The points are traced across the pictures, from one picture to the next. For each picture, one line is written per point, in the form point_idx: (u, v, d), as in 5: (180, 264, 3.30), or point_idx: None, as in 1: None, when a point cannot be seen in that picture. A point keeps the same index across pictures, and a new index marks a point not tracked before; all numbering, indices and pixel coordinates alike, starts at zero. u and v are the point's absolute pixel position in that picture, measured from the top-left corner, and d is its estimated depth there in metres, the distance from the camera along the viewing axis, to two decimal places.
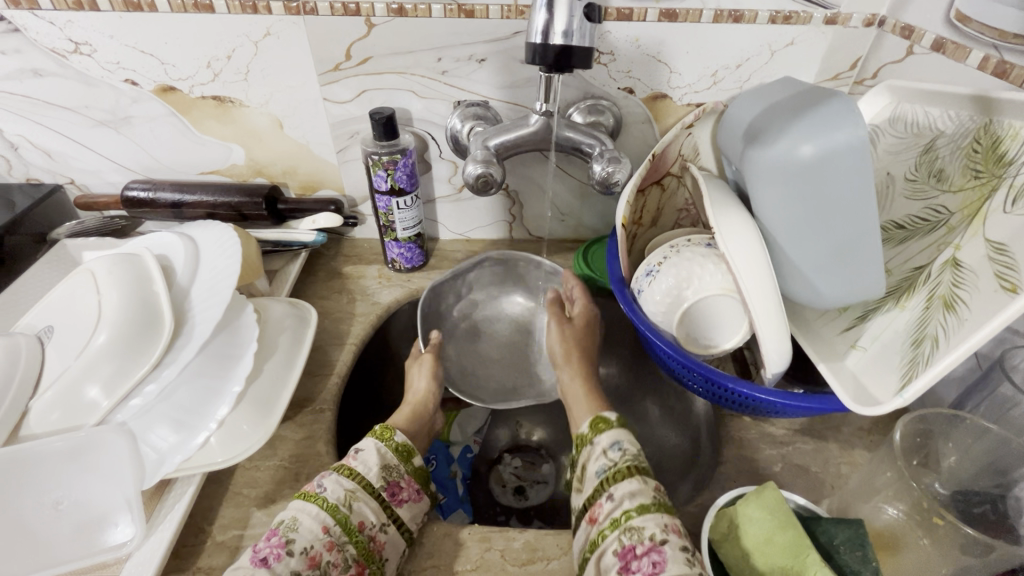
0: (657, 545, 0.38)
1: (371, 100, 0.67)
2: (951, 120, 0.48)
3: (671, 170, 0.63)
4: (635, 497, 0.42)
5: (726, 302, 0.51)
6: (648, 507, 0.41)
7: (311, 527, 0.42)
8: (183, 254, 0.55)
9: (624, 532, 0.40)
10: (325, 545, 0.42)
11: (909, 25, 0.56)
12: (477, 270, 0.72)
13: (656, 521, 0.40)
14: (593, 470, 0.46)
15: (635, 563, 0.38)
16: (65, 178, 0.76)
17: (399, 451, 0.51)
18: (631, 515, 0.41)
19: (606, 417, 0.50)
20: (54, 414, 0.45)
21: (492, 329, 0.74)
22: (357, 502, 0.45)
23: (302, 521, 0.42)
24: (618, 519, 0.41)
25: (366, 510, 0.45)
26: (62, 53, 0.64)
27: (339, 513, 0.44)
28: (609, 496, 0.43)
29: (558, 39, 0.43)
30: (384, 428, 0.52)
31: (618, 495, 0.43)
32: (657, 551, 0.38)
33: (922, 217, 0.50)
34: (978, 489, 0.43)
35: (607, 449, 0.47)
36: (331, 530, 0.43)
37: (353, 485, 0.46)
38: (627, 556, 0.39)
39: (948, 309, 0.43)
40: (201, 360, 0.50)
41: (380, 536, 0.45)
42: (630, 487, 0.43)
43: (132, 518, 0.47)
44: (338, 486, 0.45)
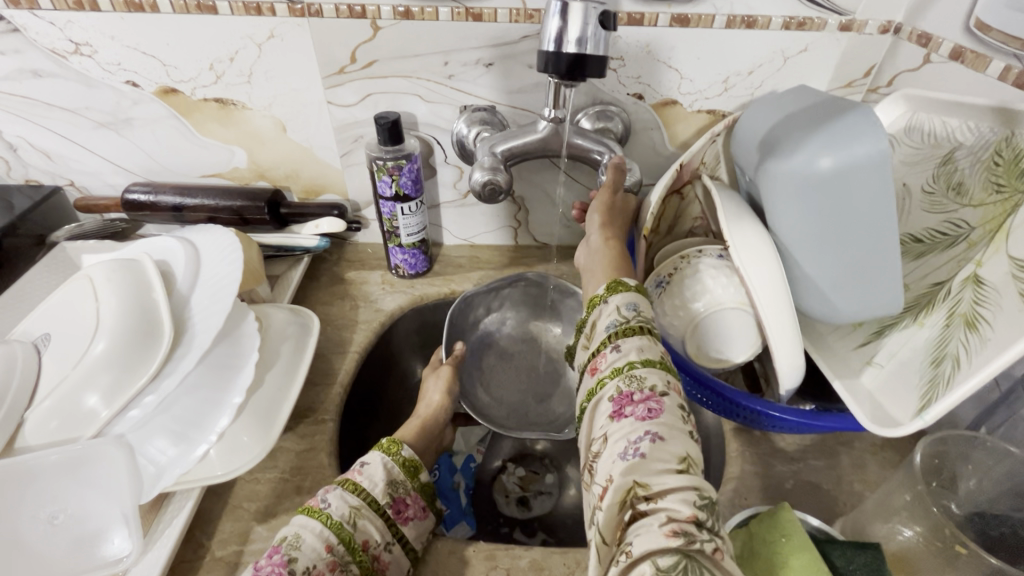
0: (656, 395, 0.39)
1: (375, 104, 0.66)
2: (970, 132, 0.46)
3: (690, 179, 0.62)
4: (641, 352, 0.42)
5: (739, 317, 0.50)
6: (653, 362, 0.41)
7: (314, 545, 0.41)
8: (183, 260, 0.53)
9: (624, 379, 0.41)
10: (328, 565, 0.40)
11: (926, 33, 0.55)
12: (509, 285, 0.71)
13: (659, 376, 0.40)
14: (603, 325, 0.45)
15: (630, 407, 0.39)
16: (65, 179, 0.75)
17: (406, 466, 0.50)
18: (634, 365, 0.41)
19: (624, 281, 0.48)
20: (53, 422, 0.44)
21: (519, 353, 0.72)
22: (361, 519, 0.44)
23: (305, 539, 0.41)
24: (620, 367, 0.41)
25: (371, 529, 0.44)
26: (62, 53, 0.63)
27: (343, 531, 0.43)
28: (615, 347, 0.43)
29: (571, 47, 0.42)
30: (390, 441, 0.51)
31: (625, 348, 0.42)
32: (654, 400, 0.39)
33: (941, 231, 0.49)
34: (998, 513, 0.42)
35: (621, 307, 0.45)
36: (334, 549, 0.41)
37: (358, 502, 0.45)
38: (623, 401, 0.39)
39: (970, 328, 0.42)
40: (201, 371, 0.49)
41: (383, 555, 0.45)
42: (638, 341, 0.42)
43: (129, 532, 0.46)
44: (342, 502, 0.44)
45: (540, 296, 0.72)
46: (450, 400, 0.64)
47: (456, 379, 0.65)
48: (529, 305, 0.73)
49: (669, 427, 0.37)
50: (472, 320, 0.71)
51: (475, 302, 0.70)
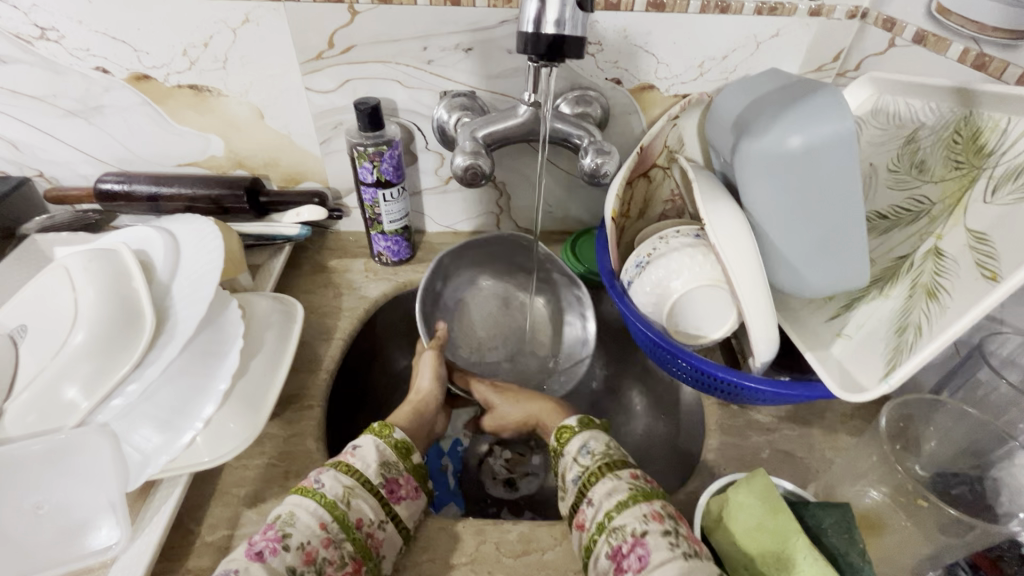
0: (640, 538, 0.40)
1: (354, 90, 0.66)
2: (932, 112, 0.49)
3: (658, 162, 0.63)
4: (612, 497, 0.44)
5: (715, 293, 0.52)
6: (626, 503, 0.43)
7: (309, 523, 0.42)
8: (162, 249, 0.53)
9: (610, 534, 0.42)
10: (322, 541, 0.41)
11: (891, 17, 0.57)
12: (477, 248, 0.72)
13: (634, 516, 0.42)
14: (571, 479, 0.48)
15: (625, 561, 0.40)
16: (33, 170, 0.73)
17: (398, 448, 0.51)
18: (612, 516, 0.43)
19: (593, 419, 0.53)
20: (30, 417, 0.43)
21: (486, 309, 0.75)
22: (354, 498, 0.45)
23: (299, 517, 0.42)
24: (602, 522, 0.43)
25: (364, 507, 0.45)
26: (26, 39, 0.61)
27: (337, 509, 0.43)
28: (590, 502, 0.45)
29: (550, 29, 0.43)
30: (382, 426, 0.52)
31: (597, 498, 0.45)
32: (641, 544, 0.40)
33: (905, 208, 0.51)
34: (957, 471, 0.44)
35: (578, 456, 0.49)
36: (328, 526, 0.42)
37: (351, 482, 0.45)
38: (618, 557, 0.40)
39: (931, 298, 0.44)
40: (185, 358, 0.48)
41: (377, 533, 0.45)
42: (606, 486, 0.45)
43: (116, 521, 0.45)
44: (335, 482, 0.45)
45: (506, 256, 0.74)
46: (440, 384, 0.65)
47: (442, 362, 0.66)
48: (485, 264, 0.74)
49: (666, 567, 0.38)
50: (441, 287, 0.72)
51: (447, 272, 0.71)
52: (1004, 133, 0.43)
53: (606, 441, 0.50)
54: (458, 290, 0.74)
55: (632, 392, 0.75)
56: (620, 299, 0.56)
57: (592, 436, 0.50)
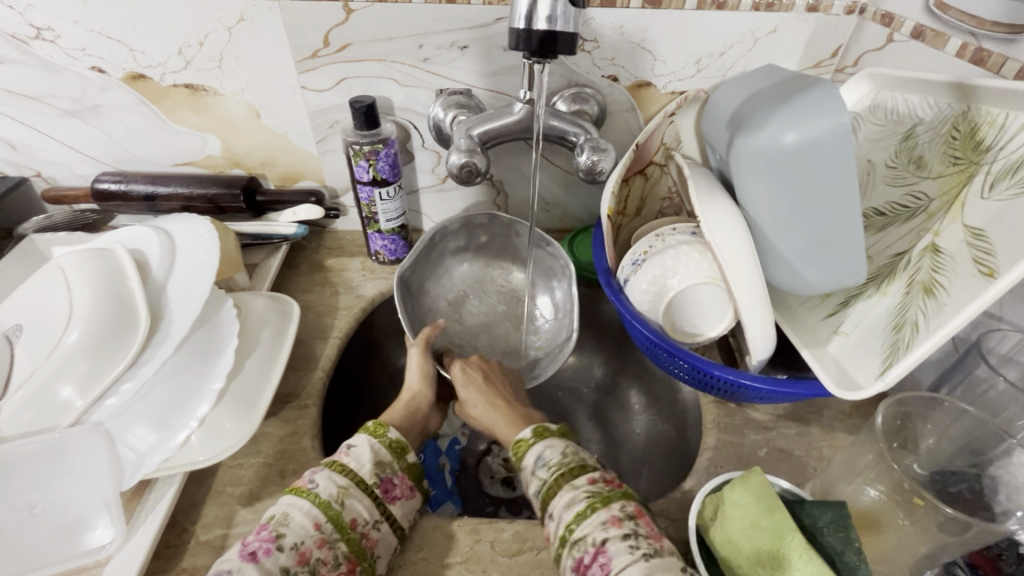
0: (600, 547, 0.40)
1: (350, 88, 0.66)
2: (929, 108, 0.48)
3: (655, 159, 0.63)
4: (570, 509, 0.43)
5: (712, 291, 0.52)
6: (584, 513, 0.42)
7: (303, 523, 0.42)
8: (158, 248, 0.53)
9: (572, 547, 0.41)
10: (315, 541, 0.41)
11: (889, 12, 0.56)
12: (462, 228, 0.71)
13: (593, 525, 0.41)
14: (534, 492, 0.47)
15: (588, 572, 0.39)
16: (31, 170, 0.73)
17: (392, 447, 0.50)
18: (571, 528, 0.42)
19: (548, 427, 0.51)
20: (26, 415, 0.44)
21: (477, 294, 0.74)
22: (349, 498, 0.45)
23: (293, 517, 0.42)
24: (564, 535, 0.42)
25: (359, 507, 0.45)
26: (22, 38, 0.61)
27: (331, 509, 0.43)
28: (551, 515, 0.44)
29: (543, 25, 0.43)
30: (378, 425, 0.52)
31: (556, 510, 0.44)
32: (601, 553, 0.39)
33: (903, 204, 0.50)
34: (955, 470, 0.44)
35: (535, 469, 0.48)
36: (322, 526, 0.42)
37: (345, 482, 0.45)
38: (581, 566, 0.40)
39: (928, 295, 0.44)
40: (180, 357, 0.49)
41: (372, 532, 0.45)
42: (562, 499, 0.44)
43: (111, 520, 0.45)
44: (330, 482, 0.45)
45: (493, 237, 0.73)
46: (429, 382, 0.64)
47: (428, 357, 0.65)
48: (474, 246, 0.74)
49: (626, 571, 0.38)
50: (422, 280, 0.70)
51: (432, 252, 0.71)
52: (1002, 128, 0.42)
53: (564, 449, 0.49)
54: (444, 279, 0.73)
55: (631, 390, 0.74)
56: (616, 298, 0.56)
57: (548, 445, 0.49)
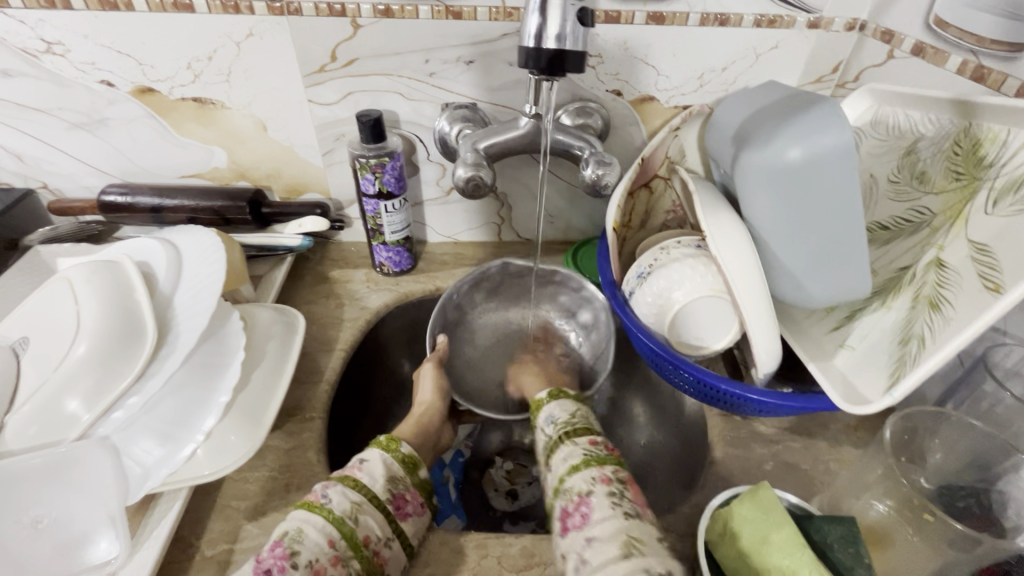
0: (585, 498, 0.42)
1: (356, 102, 0.66)
2: (931, 124, 0.49)
3: (659, 172, 0.63)
4: (567, 461, 0.47)
5: (717, 304, 0.52)
6: (578, 466, 0.45)
7: (317, 540, 0.42)
8: (165, 261, 0.53)
9: (562, 495, 0.45)
10: (330, 559, 0.41)
11: (889, 29, 0.57)
12: (509, 274, 0.72)
13: (583, 477, 0.44)
14: (541, 448, 0.52)
15: (570, 520, 0.42)
16: (37, 182, 0.73)
17: (405, 462, 0.51)
18: (563, 479, 0.45)
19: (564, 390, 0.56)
20: (31, 428, 0.44)
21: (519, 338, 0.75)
22: (362, 514, 0.45)
23: (307, 534, 0.42)
24: (557, 486, 0.46)
25: (372, 523, 0.45)
26: (33, 53, 0.62)
27: (344, 526, 0.43)
28: (551, 468, 0.48)
29: (551, 43, 0.43)
30: (389, 440, 0.52)
31: (556, 463, 0.48)
32: (584, 503, 0.42)
33: (907, 218, 0.51)
34: (963, 484, 0.44)
35: (544, 425, 0.53)
36: (336, 543, 0.42)
37: (359, 497, 0.46)
38: (565, 516, 0.43)
39: (934, 309, 0.44)
40: (187, 370, 0.49)
41: (384, 550, 0.45)
42: (563, 452, 0.48)
43: (116, 534, 0.45)
44: (343, 497, 0.45)
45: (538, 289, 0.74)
46: (443, 397, 0.65)
47: (442, 374, 0.67)
48: (524, 294, 0.75)
49: (600, 524, 0.40)
50: (457, 314, 0.72)
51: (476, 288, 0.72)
52: (1004, 144, 0.43)
53: (573, 412, 0.53)
54: (479, 316, 0.75)
55: (633, 401, 0.75)
56: (622, 310, 0.56)
57: (559, 406, 0.54)
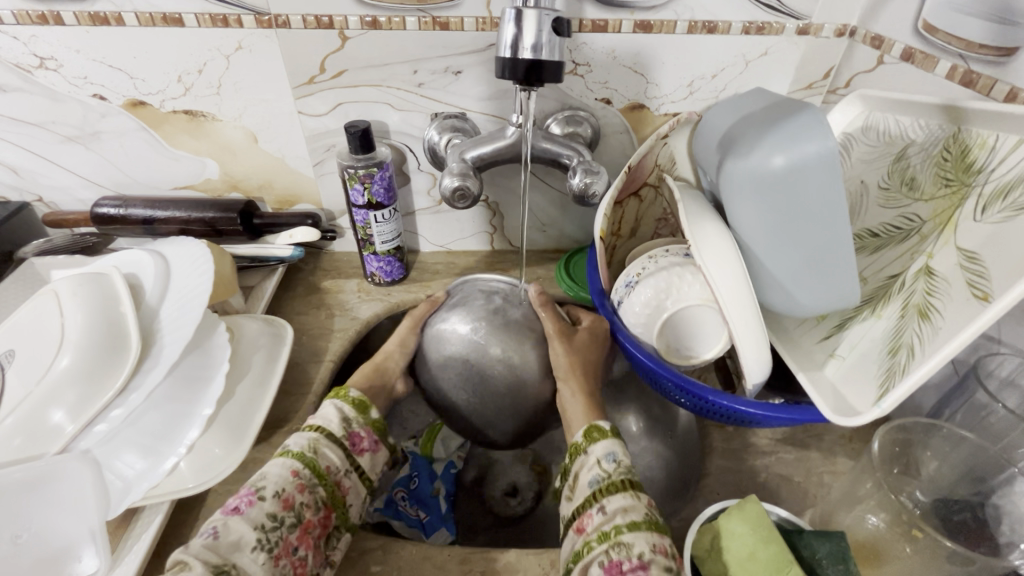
0: (644, 564, 0.40)
1: (346, 113, 0.66)
2: (921, 129, 0.48)
3: (648, 180, 0.63)
4: (627, 514, 0.43)
5: (706, 313, 0.51)
6: (639, 525, 0.42)
7: (282, 474, 0.45)
8: (153, 273, 0.53)
9: (612, 546, 0.42)
10: (296, 487, 0.45)
11: (879, 35, 0.57)
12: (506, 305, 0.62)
13: (646, 540, 0.41)
14: (586, 480, 0.48)
15: None
16: (33, 195, 0.74)
17: (356, 404, 0.55)
18: (621, 530, 0.42)
19: (600, 426, 0.52)
20: (16, 440, 0.43)
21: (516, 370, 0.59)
22: (322, 447, 0.49)
23: (271, 472, 0.45)
24: (608, 532, 0.43)
25: (331, 455, 0.49)
26: (26, 68, 0.62)
27: (306, 457, 0.47)
28: (601, 509, 0.44)
29: (528, 53, 0.43)
30: (338, 389, 0.57)
31: (610, 509, 0.44)
32: (643, 569, 0.39)
33: (896, 225, 0.50)
34: (958, 497, 0.43)
35: (602, 459, 0.48)
36: (300, 473, 0.46)
37: (316, 435, 0.50)
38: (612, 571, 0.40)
39: (923, 318, 0.43)
40: (170, 383, 0.49)
41: (344, 480, 0.49)
42: (622, 501, 0.44)
43: (96, 549, 0.45)
44: (300, 438, 0.49)
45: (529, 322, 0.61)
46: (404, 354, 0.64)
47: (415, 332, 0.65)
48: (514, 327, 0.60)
49: None
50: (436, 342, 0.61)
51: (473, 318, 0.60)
52: (992, 150, 0.42)
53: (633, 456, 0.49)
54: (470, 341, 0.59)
55: None
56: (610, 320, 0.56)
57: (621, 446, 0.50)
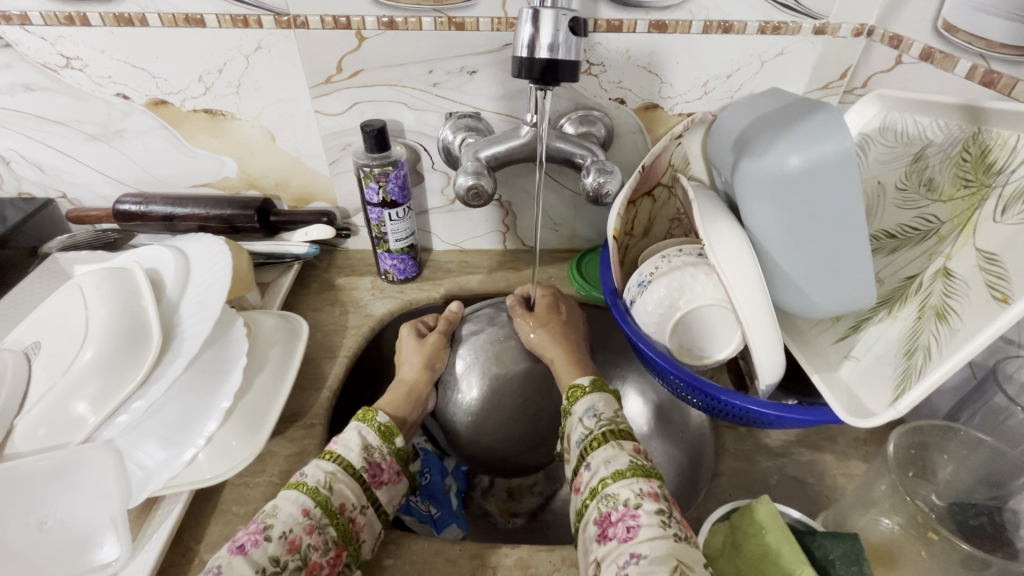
0: (631, 511, 0.42)
1: (362, 112, 0.67)
2: (940, 130, 0.48)
3: (662, 180, 0.62)
4: (610, 465, 0.46)
5: (719, 313, 0.51)
6: (623, 472, 0.45)
7: (291, 512, 0.43)
8: (173, 268, 0.54)
9: (601, 500, 0.44)
10: (304, 528, 0.43)
11: (897, 34, 0.56)
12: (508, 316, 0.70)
13: (630, 486, 0.43)
14: (574, 440, 0.51)
15: (611, 529, 0.41)
16: (57, 192, 0.76)
17: (380, 431, 0.53)
18: (607, 482, 0.45)
19: (581, 385, 0.55)
20: (41, 430, 0.45)
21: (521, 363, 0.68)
22: (337, 484, 0.47)
23: (282, 508, 0.44)
24: (595, 487, 0.45)
25: (347, 492, 0.47)
26: (53, 68, 0.64)
27: (319, 495, 0.45)
28: (587, 466, 0.47)
29: (545, 53, 0.44)
30: (366, 410, 0.55)
31: (594, 463, 0.47)
32: (631, 516, 0.41)
33: (913, 226, 0.50)
34: (975, 501, 0.42)
35: (584, 418, 0.52)
36: (310, 512, 0.44)
37: (333, 468, 0.48)
38: (605, 524, 0.42)
39: (940, 320, 0.43)
40: (190, 376, 0.50)
41: (359, 518, 0.47)
42: (605, 454, 0.47)
43: (118, 536, 0.46)
44: (318, 469, 0.47)
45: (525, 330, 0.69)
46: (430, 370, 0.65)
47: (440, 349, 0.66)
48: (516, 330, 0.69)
49: (650, 542, 0.39)
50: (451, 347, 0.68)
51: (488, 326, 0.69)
52: (1013, 151, 0.42)
53: (615, 409, 0.52)
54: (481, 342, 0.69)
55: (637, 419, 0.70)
56: (623, 320, 0.56)
57: (602, 401, 0.53)
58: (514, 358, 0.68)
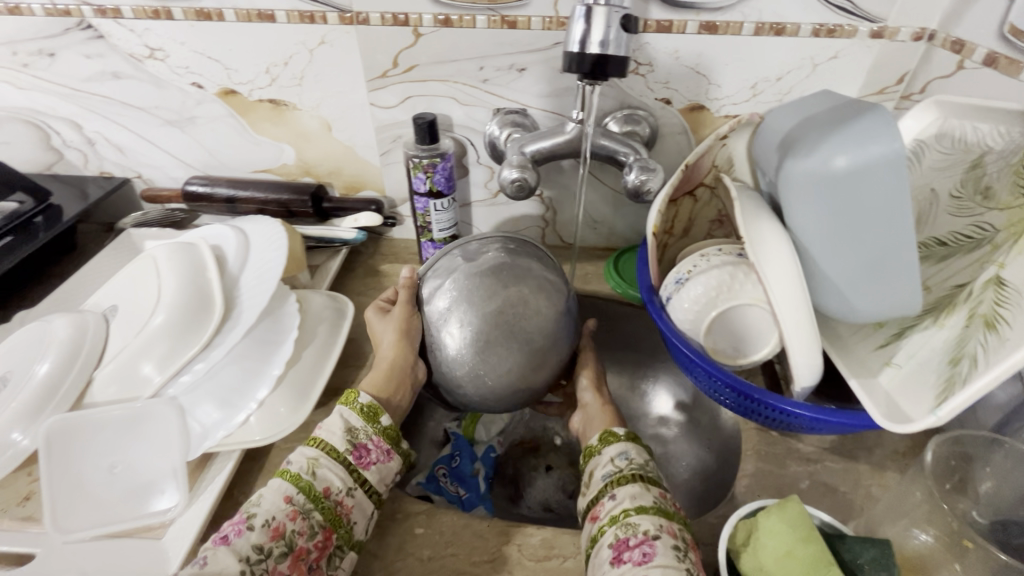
0: (649, 539, 0.42)
1: (414, 106, 0.70)
2: (1001, 137, 0.45)
3: (704, 180, 0.63)
4: (635, 499, 0.45)
5: (757, 314, 0.51)
6: (646, 508, 0.45)
7: (275, 500, 0.44)
8: (234, 245, 0.59)
9: (620, 527, 0.44)
10: (288, 515, 0.44)
11: (960, 39, 0.55)
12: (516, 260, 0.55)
13: (651, 520, 0.44)
14: (599, 475, 0.50)
15: (627, 553, 0.42)
16: (134, 172, 0.83)
17: (363, 413, 0.52)
18: (629, 512, 0.44)
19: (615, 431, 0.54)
20: (111, 388, 0.51)
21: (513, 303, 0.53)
22: (319, 468, 0.47)
23: (265, 497, 0.45)
24: (617, 515, 0.45)
25: (331, 476, 0.47)
26: (139, 57, 0.70)
27: (301, 481, 0.46)
28: (611, 496, 0.47)
29: (596, 49, 0.45)
30: (348, 392, 0.54)
31: (619, 495, 0.46)
32: (648, 544, 0.42)
33: (968, 234, 0.49)
34: (1018, 519, 0.41)
35: (614, 458, 0.51)
36: (293, 499, 0.45)
37: (316, 453, 0.48)
38: (621, 547, 0.43)
39: (990, 329, 0.42)
40: (246, 343, 0.53)
41: (346, 500, 0.47)
42: (630, 490, 0.46)
43: (177, 486, 0.49)
44: (301, 457, 0.48)
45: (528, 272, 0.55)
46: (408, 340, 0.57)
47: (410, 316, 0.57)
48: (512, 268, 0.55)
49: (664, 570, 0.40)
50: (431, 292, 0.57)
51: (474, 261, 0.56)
52: None
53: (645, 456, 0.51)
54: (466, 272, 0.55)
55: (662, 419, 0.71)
56: (658, 315, 0.56)
57: (633, 447, 0.51)
58: (498, 291, 0.53)
